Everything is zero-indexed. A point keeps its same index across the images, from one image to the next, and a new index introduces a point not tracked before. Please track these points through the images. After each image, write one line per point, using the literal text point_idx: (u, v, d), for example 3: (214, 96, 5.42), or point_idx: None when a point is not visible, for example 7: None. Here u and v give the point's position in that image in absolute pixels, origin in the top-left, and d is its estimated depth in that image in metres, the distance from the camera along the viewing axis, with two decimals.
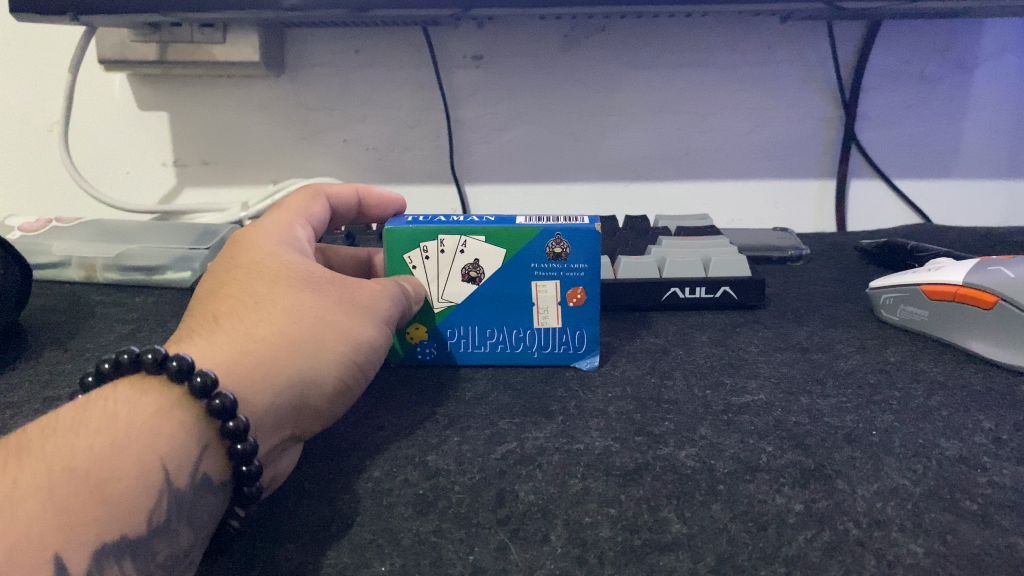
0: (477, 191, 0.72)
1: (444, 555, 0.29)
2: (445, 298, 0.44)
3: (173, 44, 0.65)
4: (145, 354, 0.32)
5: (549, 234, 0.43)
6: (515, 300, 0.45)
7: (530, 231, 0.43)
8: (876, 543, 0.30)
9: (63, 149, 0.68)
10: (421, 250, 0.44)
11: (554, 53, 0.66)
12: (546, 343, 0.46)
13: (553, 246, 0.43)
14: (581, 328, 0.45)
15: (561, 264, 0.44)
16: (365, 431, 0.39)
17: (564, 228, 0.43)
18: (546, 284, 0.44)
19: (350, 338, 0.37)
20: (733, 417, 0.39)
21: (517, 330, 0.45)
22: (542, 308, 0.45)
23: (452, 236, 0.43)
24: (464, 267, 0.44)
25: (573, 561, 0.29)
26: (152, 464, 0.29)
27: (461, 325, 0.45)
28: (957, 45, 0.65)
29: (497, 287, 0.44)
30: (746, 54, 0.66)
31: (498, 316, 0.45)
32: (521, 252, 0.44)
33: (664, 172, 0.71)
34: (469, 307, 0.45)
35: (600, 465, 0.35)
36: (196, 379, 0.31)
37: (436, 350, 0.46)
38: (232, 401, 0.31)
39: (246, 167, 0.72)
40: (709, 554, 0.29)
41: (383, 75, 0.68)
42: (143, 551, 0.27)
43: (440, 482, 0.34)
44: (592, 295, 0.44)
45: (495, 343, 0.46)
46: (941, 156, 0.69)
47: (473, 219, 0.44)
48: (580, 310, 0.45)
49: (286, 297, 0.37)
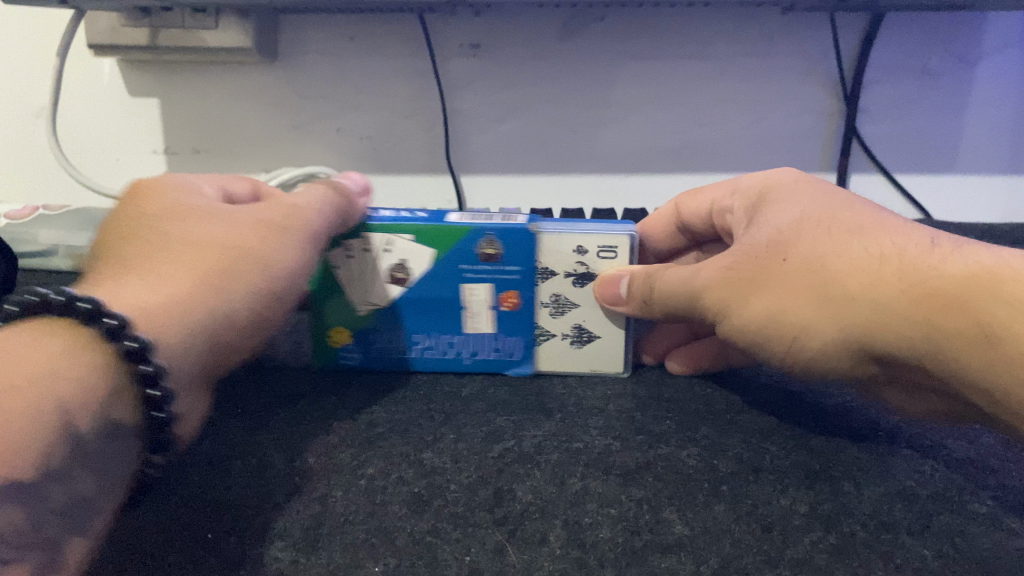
0: (474, 183, 0.71)
1: (439, 556, 0.29)
2: (370, 300, 0.43)
3: (163, 30, 0.63)
4: (46, 295, 0.29)
5: (480, 234, 0.42)
6: (447, 304, 0.43)
7: (461, 230, 0.42)
8: (883, 545, 0.29)
9: (51, 132, 0.66)
10: (343, 249, 0.42)
11: (551, 42, 0.65)
12: (477, 349, 0.44)
13: (485, 247, 0.42)
14: (515, 334, 0.44)
15: (494, 266, 0.42)
16: (360, 427, 0.38)
17: (496, 229, 0.42)
18: (478, 287, 0.43)
19: (277, 267, 0.37)
20: (735, 417, 0.39)
21: (446, 335, 0.44)
22: (473, 313, 0.43)
23: (378, 234, 0.42)
24: (391, 268, 0.43)
25: (572, 563, 0.28)
26: (49, 408, 0.26)
27: (386, 328, 0.44)
28: (959, 38, 0.64)
29: (427, 289, 0.43)
30: (747, 45, 0.65)
31: (426, 321, 0.44)
32: (453, 253, 0.42)
33: (663, 163, 0.69)
34: (398, 311, 0.43)
35: (599, 465, 0.34)
36: (105, 321, 0.29)
37: (359, 354, 0.44)
38: (145, 344, 0.29)
39: (235, 156, 0.70)
40: (711, 556, 0.28)
41: (379, 61, 0.67)
42: (37, 492, 0.25)
43: (435, 480, 0.33)
44: (527, 300, 0.43)
45: (421, 348, 0.44)
46: (940, 152, 0.67)
47: (404, 217, 0.43)
48: (513, 315, 0.43)
49: (215, 231, 0.36)
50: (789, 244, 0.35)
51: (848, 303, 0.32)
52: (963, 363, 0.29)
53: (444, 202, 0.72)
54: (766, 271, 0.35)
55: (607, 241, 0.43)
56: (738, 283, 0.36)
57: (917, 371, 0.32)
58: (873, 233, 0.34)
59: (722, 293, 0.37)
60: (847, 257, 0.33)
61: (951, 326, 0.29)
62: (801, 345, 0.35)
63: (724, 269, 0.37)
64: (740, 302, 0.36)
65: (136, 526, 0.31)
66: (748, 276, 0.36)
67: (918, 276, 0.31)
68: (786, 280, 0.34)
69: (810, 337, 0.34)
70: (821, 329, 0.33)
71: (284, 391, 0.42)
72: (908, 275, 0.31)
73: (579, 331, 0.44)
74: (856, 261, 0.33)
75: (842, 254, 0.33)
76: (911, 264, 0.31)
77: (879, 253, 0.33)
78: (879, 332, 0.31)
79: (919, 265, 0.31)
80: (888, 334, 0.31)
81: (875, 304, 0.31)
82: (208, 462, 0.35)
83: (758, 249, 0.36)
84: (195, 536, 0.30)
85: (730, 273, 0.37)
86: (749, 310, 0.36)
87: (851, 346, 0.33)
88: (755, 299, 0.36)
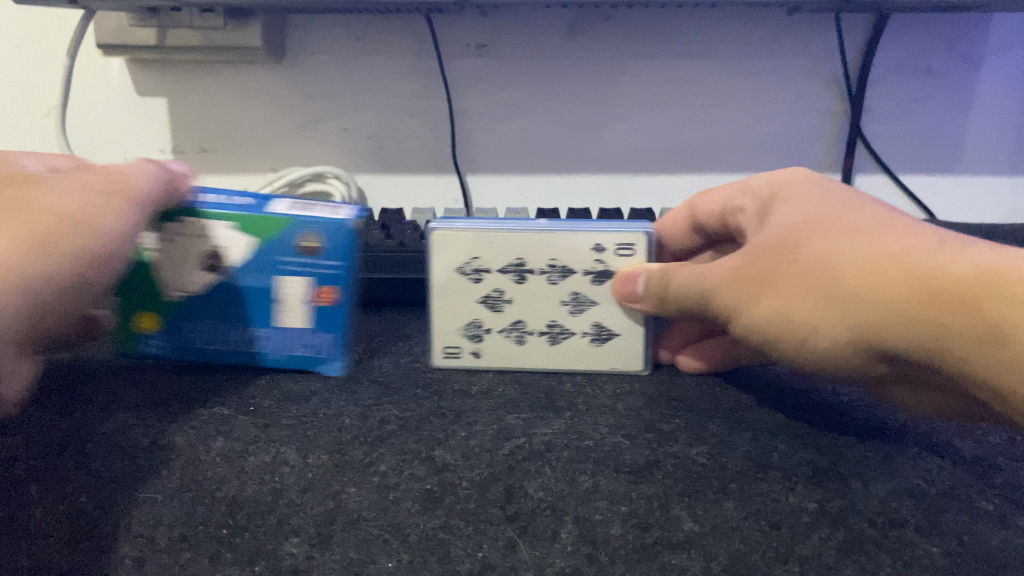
0: (480, 182, 0.71)
1: (452, 552, 0.29)
2: (179, 288, 0.43)
3: (172, 29, 0.64)
4: None
5: (300, 227, 0.41)
6: (253, 296, 0.42)
7: (279, 223, 0.41)
8: (891, 542, 0.29)
9: (60, 130, 0.66)
10: (156, 232, 0.42)
11: (557, 43, 0.66)
12: (286, 346, 0.43)
13: (302, 241, 0.41)
14: (330, 331, 0.42)
15: (310, 260, 0.41)
16: (371, 425, 0.38)
17: (322, 223, 0.41)
18: (290, 281, 0.42)
19: (108, 233, 0.36)
20: (744, 416, 0.39)
21: (253, 329, 0.43)
22: (289, 307, 0.42)
23: (190, 220, 0.42)
24: (202, 256, 0.42)
25: (584, 559, 0.28)
26: None
27: (195, 318, 0.43)
28: (964, 39, 0.64)
29: (230, 281, 0.42)
30: (752, 45, 0.65)
31: (234, 314, 0.43)
32: (265, 246, 0.41)
33: (668, 164, 0.69)
34: (203, 300, 0.43)
35: (608, 463, 0.34)
36: None
37: (168, 344, 0.44)
38: None
39: (242, 155, 0.71)
40: (722, 553, 0.29)
41: (385, 61, 0.67)
42: None
43: (447, 477, 0.34)
44: (346, 296, 0.42)
45: (238, 342, 0.43)
46: (944, 153, 0.67)
47: (228, 202, 0.42)
48: (329, 311, 0.42)
49: (42, 200, 0.35)
50: (796, 241, 0.34)
51: (854, 302, 0.31)
52: (970, 363, 0.28)
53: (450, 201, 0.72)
54: (774, 268, 0.35)
55: (624, 238, 0.42)
56: (750, 283, 0.35)
57: (927, 370, 0.31)
58: (883, 229, 0.33)
59: (733, 291, 0.36)
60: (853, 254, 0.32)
61: (956, 325, 0.29)
62: (813, 346, 0.34)
63: (735, 266, 0.36)
64: (749, 300, 0.35)
65: (153, 521, 0.31)
66: (757, 274, 0.35)
67: (923, 276, 0.30)
68: (794, 280, 0.33)
69: (820, 338, 0.33)
70: (827, 328, 0.32)
71: (294, 387, 0.42)
72: (914, 274, 0.30)
73: (599, 329, 0.43)
74: (861, 259, 0.32)
75: (849, 252, 0.32)
76: (918, 262, 0.30)
77: (885, 251, 0.31)
78: (885, 332, 0.31)
79: (925, 263, 0.30)
80: (893, 333, 0.30)
81: (880, 303, 0.31)
82: (222, 456, 0.35)
83: (766, 249, 0.35)
84: (209, 531, 0.30)
85: (740, 270, 0.36)
86: (760, 309, 0.35)
87: (860, 346, 0.32)
88: (765, 298, 0.35)
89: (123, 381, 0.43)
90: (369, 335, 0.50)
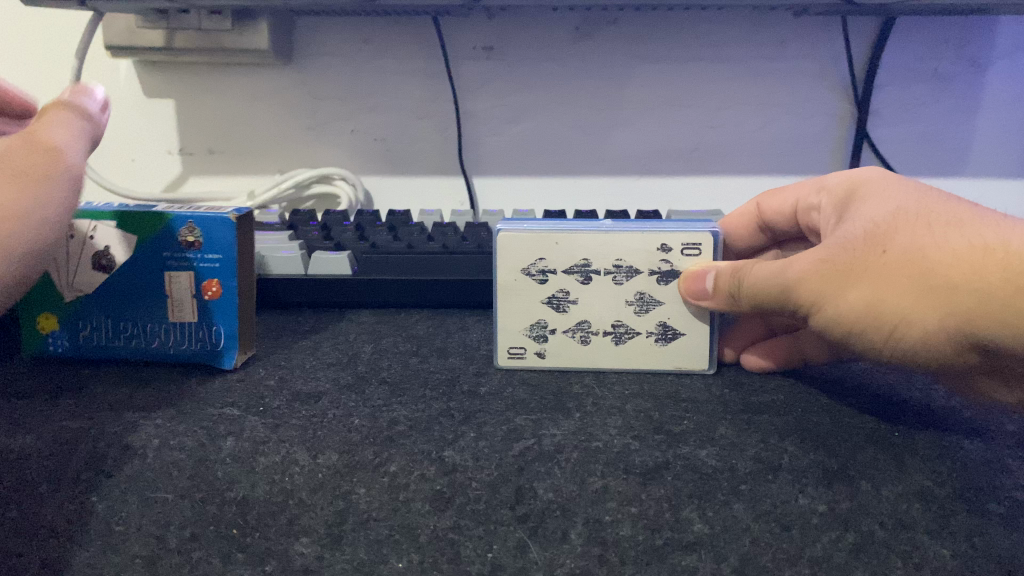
0: (487, 184, 0.71)
1: (462, 552, 0.29)
2: (74, 287, 0.43)
3: (180, 31, 0.64)
4: None
5: (181, 221, 0.42)
6: (150, 291, 0.43)
7: (163, 218, 0.42)
8: (901, 544, 0.29)
9: None
10: None
11: (565, 46, 0.66)
12: (182, 339, 0.43)
13: (186, 235, 0.42)
14: (218, 323, 0.43)
15: (195, 253, 0.42)
16: (381, 425, 0.38)
17: (196, 216, 0.42)
18: (180, 275, 0.43)
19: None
20: (753, 417, 0.39)
21: (150, 324, 0.43)
22: (177, 300, 0.43)
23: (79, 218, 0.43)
24: (95, 253, 0.43)
25: (594, 560, 0.28)
26: None
27: (92, 314, 0.44)
28: (970, 42, 0.64)
29: (126, 276, 0.43)
30: (758, 48, 0.65)
31: (130, 308, 0.43)
32: (154, 240, 0.43)
33: (677, 166, 0.69)
34: (98, 298, 0.43)
35: (619, 463, 0.34)
36: None
37: (67, 343, 0.44)
38: None
39: (250, 156, 0.71)
40: (732, 554, 0.29)
41: (393, 63, 0.67)
42: None
43: (457, 478, 0.34)
44: (230, 288, 0.42)
45: (130, 336, 0.44)
46: (951, 156, 0.67)
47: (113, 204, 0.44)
48: (217, 303, 0.43)
49: None
50: (885, 235, 0.32)
51: (952, 293, 0.30)
52: None
53: (457, 203, 0.72)
54: (861, 263, 0.32)
55: (689, 238, 0.43)
56: (835, 275, 0.33)
57: None
58: (974, 220, 0.31)
59: (816, 288, 0.34)
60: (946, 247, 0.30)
61: None
62: (904, 338, 0.32)
63: (816, 261, 0.34)
64: (832, 295, 0.34)
65: (164, 521, 0.31)
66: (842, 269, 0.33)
67: None
68: (885, 272, 0.32)
69: (911, 328, 0.31)
70: (921, 320, 0.31)
71: (304, 387, 0.42)
72: (1016, 264, 0.29)
73: (664, 329, 0.44)
74: (959, 251, 0.30)
75: (944, 244, 0.30)
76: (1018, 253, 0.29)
77: (981, 244, 0.30)
78: (987, 324, 0.29)
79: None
80: (993, 324, 0.29)
81: (979, 294, 0.29)
82: (233, 456, 0.35)
83: (854, 240, 0.33)
84: (221, 530, 0.30)
85: (823, 265, 0.34)
86: (844, 304, 0.33)
87: (955, 336, 0.31)
88: (851, 291, 0.33)
89: (134, 380, 0.43)
90: (378, 336, 0.50)
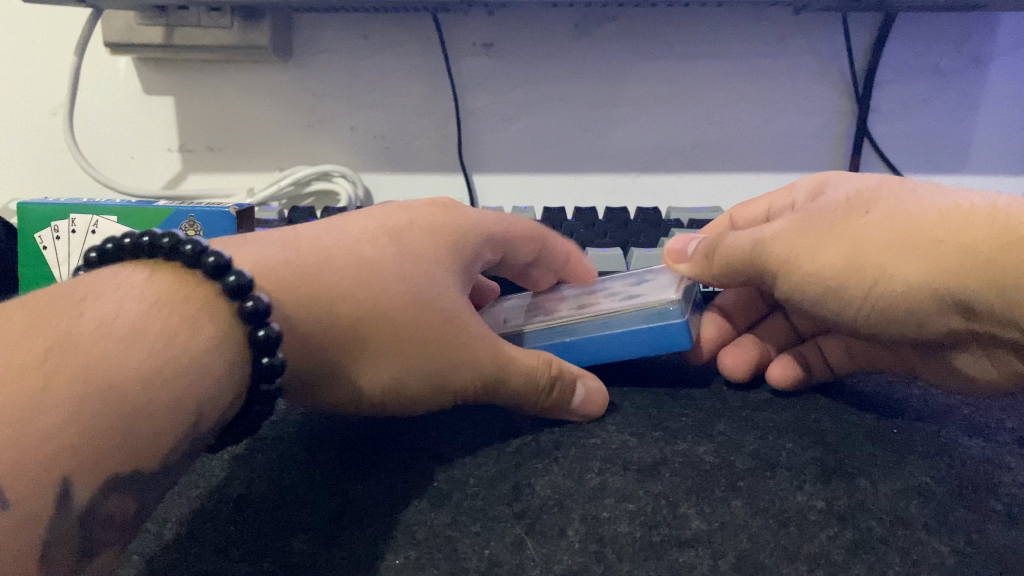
0: (487, 181, 0.70)
1: (459, 548, 0.29)
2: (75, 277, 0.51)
3: (180, 28, 0.64)
4: (206, 258, 0.29)
5: (182, 217, 0.50)
6: None
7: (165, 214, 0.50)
8: (900, 541, 0.29)
9: (68, 130, 0.66)
10: (53, 231, 0.51)
11: (565, 43, 0.66)
12: None
13: (186, 229, 0.49)
14: None
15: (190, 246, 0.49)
16: (377, 423, 0.38)
17: (196, 213, 0.49)
18: None
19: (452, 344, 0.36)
20: (751, 414, 0.39)
21: None
22: None
23: (83, 216, 0.51)
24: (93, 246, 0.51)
25: (591, 557, 0.28)
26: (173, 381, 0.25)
27: None
28: (971, 39, 0.64)
29: None
30: (758, 46, 0.65)
31: None
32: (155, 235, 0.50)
33: (675, 163, 0.69)
34: None
35: (616, 460, 0.34)
36: (230, 278, 0.29)
37: None
38: (264, 307, 0.29)
39: (249, 154, 0.71)
40: (729, 551, 0.29)
41: (393, 61, 0.67)
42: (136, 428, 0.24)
43: (454, 475, 0.34)
44: None
45: None
46: (952, 152, 0.67)
47: (112, 202, 0.52)
48: None
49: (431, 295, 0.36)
50: (870, 202, 0.35)
51: (935, 246, 0.31)
52: None
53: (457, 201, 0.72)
54: (843, 222, 0.34)
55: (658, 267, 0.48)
56: (816, 233, 0.35)
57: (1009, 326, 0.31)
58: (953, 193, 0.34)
59: (792, 243, 0.35)
60: (931, 210, 0.32)
61: None
62: (881, 291, 0.33)
63: (795, 222, 0.36)
64: (809, 252, 0.35)
65: (162, 519, 0.31)
66: (820, 230, 0.35)
67: (1011, 222, 0.30)
68: (869, 228, 0.33)
69: (891, 283, 0.32)
70: (902, 273, 0.32)
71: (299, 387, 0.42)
72: (1000, 220, 0.30)
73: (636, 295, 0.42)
74: (944, 212, 0.32)
75: (928, 207, 0.33)
76: (1004, 213, 0.31)
77: (966, 205, 0.32)
78: (969, 272, 0.30)
79: (1013, 215, 0.30)
80: (977, 274, 0.30)
81: (963, 247, 0.31)
82: (229, 454, 0.36)
83: (834, 206, 0.35)
84: (217, 528, 0.30)
85: (800, 225, 0.36)
86: (821, 259, 0.34)
87: (937, 292, 0.31)
88: (834, 244, 0.34)
89: None
90: None
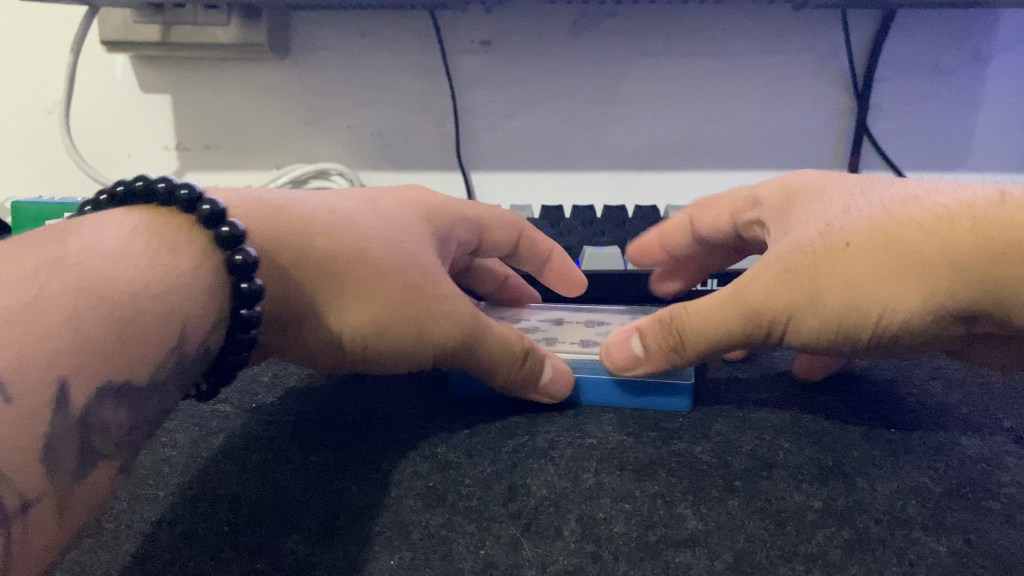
0: (485, 179, 0.70)
1: (453, 549, 0.29)
2: None
3: (176, 26, 0.64)
4: (201, 205, 0.32)
5: None
6: None
7: None
8: (897, 541, 0.29)
9: (64, 127, 0.66)
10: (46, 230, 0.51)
11: (563, 39, 0.66)
12: None
13: None
14: None
15: None
16: (373, 424, 0.38)
17: None
18: None
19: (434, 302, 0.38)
20: (748, 414, 0.39)
21: None
22: None
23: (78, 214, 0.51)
24: None
25: (586, 557, 0.28)
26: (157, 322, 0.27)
27: None
28: (972, 36, 0.64)
29: None
30: (757, 43, 0.65)
31: None
32: None
33: (673, 160, 0.69)
34: None
35: (613, 460, 0.34)
36: (222, 228, 0.31)
37: None
38: (251, 259, 0.31)
39: (246, 153, 0.70)
40: (726, 551, 0.28)
41: (390, 59, 0.67)
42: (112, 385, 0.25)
43: (450, 475, 0.33)
44: None
45: None
46: (951, 150, 0.67)
47: None
48: None
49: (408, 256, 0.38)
50: (841, 230, 0.32)
51: (924, 266, 0.30)
52: None
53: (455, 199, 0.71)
54: (823, 263, 0.32)
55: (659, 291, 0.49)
56: (801, 280, 0.32)
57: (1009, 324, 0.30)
58: (925, 194, 0.32)
59: (783, 299, 0.33)
60: (911, 219, 0.31)
61: None
62: (888, 326, 0.31)
63: (773, 271, 0.33)
64: (806, 301, 0.32)
65: (155, 518, 0.31)
66: (803, 275, 0.32)
67: (994, 225, 0.29)
68: (850, 264, 0.31)
69: (893, 313, 0.31)
70: (899, 301, 0.30)
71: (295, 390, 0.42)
72: (981, 227, 0.29)
73: None
74: (925, 222, 0.31)
75: (908, 222, 0.31)
76: (984, 215, 0.30)
77: (943, 210, 0.31)
78: (966, 285, 0.29)
79: (992, 216, 0.29)
80: (974, 284, 0.29)
81: (951, 263, 0.29)
82: (224, 453, 0.36)
83: (809, 243, 0.33)
84: (212, 529, 0.30)
85: (781, 276, 0.33)
86: (821, 313, 0.32)
87: (936, 308, 0.30)
88: (826, 297, 0.32)
89: None
90: None
